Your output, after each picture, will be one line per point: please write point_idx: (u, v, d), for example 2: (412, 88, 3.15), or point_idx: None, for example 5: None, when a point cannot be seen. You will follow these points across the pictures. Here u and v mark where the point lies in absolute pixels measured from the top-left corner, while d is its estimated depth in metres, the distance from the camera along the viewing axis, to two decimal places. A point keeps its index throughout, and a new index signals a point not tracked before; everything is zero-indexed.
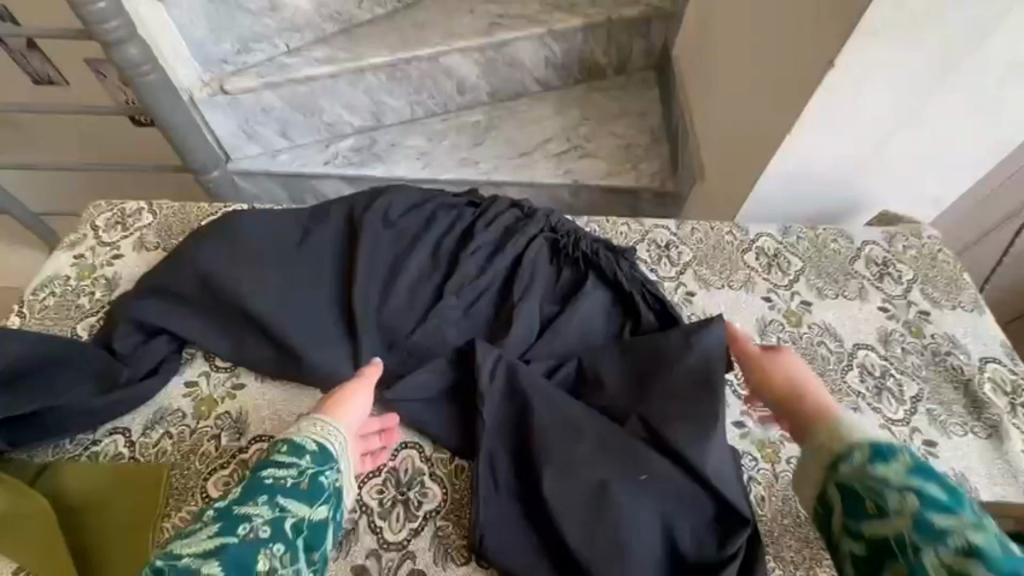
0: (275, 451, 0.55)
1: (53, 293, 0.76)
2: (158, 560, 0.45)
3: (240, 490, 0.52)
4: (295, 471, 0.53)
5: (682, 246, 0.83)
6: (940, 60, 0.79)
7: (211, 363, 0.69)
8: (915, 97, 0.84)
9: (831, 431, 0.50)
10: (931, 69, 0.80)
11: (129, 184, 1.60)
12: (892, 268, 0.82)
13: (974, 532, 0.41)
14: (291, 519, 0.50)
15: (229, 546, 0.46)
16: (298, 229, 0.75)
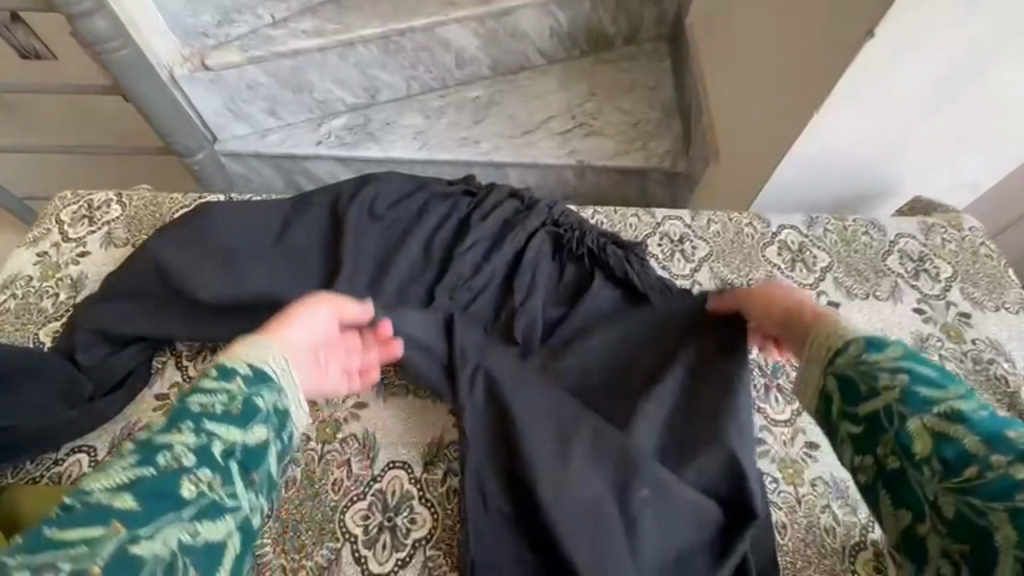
0: (201, 376, 0.43)
1: (15, 296, 0.70)
2: (67, 499, 0.37)
3: (160, 420, 0.41)
4: (222, 396, 0.42)
5: (697, 240, 0.76)
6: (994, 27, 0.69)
7: (185, 372, 0.64)
8: (960, 70, 0.75)
9: (828, 328, 0.47)
10: (983, 37, 0.71)
11: (113, 166, 1.53)
12: (928, 264, 0.74)
13: (963, 401, 0.39)
14: (220, 446, 0.40)
15: (144, 479, 0.38)
16: (277, 224, 0.69)
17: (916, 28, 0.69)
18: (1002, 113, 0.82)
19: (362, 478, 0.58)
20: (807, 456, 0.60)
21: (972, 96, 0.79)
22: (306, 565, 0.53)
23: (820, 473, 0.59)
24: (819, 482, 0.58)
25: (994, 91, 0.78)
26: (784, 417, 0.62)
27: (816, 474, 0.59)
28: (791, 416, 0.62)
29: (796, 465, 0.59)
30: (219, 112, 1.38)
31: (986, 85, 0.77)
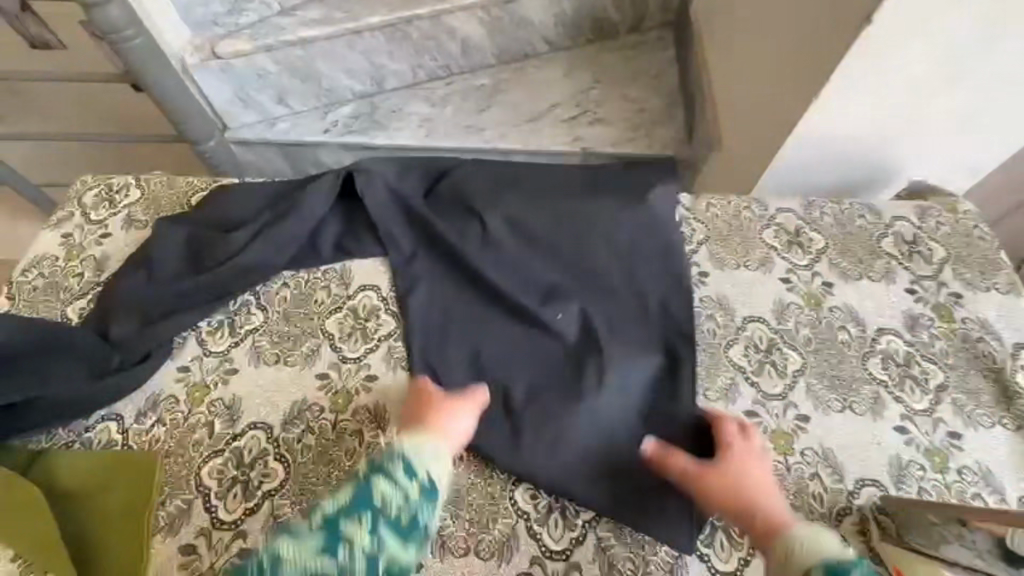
0: (385, 464, 0.51)
1: (42, 275, 0.73)
2: (266, 552, 0.46)
3: (349, 494, 0.49)
4: (399, 497, 0.49)
5: (695, 223, 0.78)
6: (994, 10, 0.70)
7: (204, 347, 0.67)
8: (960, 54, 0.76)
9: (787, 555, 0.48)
10: (982, 21, 0.72)
11: (126, 154, 1.56)
12: (922, 246, 0.76)
13: None
14: (383, 557, 0.47)
15: (329, 557, 0.46)
16: (293, 206, 0.72)
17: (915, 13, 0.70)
18: (1004, 95, 0.83)
19: (374, 444, 0.61)
20: (797, 428, 0.62)
21: (973, 79, 0.80)
22: None
23: (810, 444, 0.61)
24: (809, 452, 0.61)
25: (995, 75, 0.79)
26: (777, 391, 0.65)
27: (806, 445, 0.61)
28: (783, 391, 0.65)
29: (787, 436, 0.62)
30: (230, 100, 1.41)
31: (986, 69, 0.78)
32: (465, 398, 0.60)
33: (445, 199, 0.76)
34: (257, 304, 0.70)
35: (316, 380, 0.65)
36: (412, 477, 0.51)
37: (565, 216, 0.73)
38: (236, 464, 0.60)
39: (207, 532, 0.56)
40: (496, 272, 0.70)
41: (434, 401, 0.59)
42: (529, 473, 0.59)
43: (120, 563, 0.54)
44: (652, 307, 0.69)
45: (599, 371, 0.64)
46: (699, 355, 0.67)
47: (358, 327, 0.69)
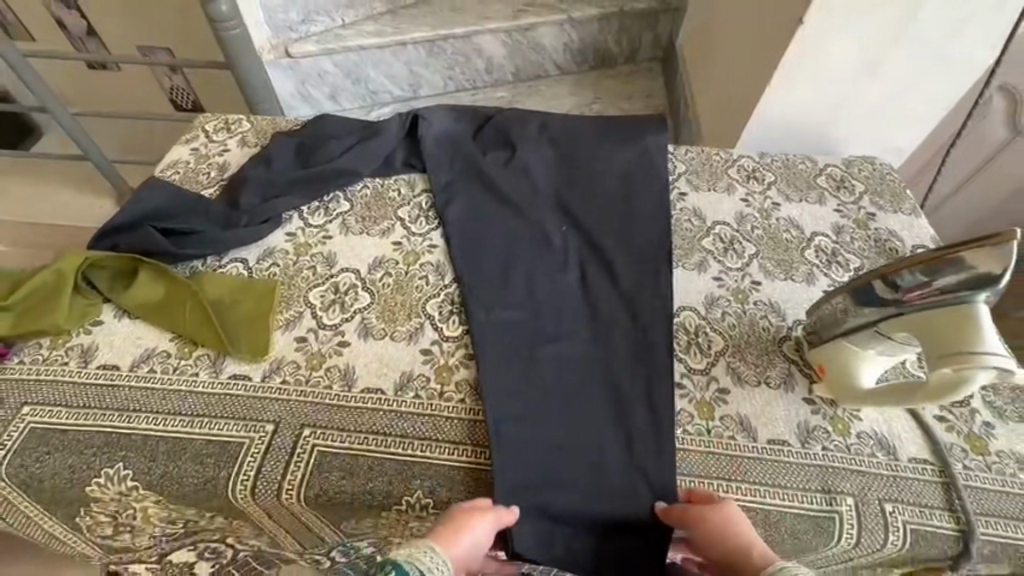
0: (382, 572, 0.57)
1: (177, 173, 0.95)
2: None
3: None
4: None
5: (676, 161, 1.02)
6: (897, 14, 0.96)
7: (306, 221, 0.88)
8: (878, 42, 1.01)
9: None
10: (890, 24, 0.98)
11: (175, 133, 1.88)
12: (847, 183, 1.01)
13: None
14: None
15: None
16: (375, 131, 0.97)
17: (840, 16, 0.97)
18: (918, 82, 1.08)
19: (438, 285, 0.82)
20: (752, 288, 0.84)
21: (890, 68, 1.05)
22: (400, 329, 0.76)
23: (761, 297, 0.83)
24: (760, 302, 0.82)
25: (907, 62, 1.04)
26: (737, 266, 0.87)
27: (758, 298, 0.83)
28: (741, 266, 0.87)
29: (744, 292, 0.83)
30: (292, 93, 1.69)
31: (898, 61, 1.04)
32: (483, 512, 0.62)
33: (487, 137, 1.00)
34: (345, 197, 0.92)
35: (392, 245, 0.86)
36: None
37: (575, 152, 0.96)
38: (334, 290, 0.80)
39: (313, 330, 0.75)
40: (520, 187, 0.93)
41: (459, 516, 0.61)
42: (554, 320, 0.78)
43: (251, 341, 0.72)
44: (646, 218, 0.89)
45: (599, 257, 0.85)
46: (679, 242, 0.90)
47: (421, 215, 0.91)
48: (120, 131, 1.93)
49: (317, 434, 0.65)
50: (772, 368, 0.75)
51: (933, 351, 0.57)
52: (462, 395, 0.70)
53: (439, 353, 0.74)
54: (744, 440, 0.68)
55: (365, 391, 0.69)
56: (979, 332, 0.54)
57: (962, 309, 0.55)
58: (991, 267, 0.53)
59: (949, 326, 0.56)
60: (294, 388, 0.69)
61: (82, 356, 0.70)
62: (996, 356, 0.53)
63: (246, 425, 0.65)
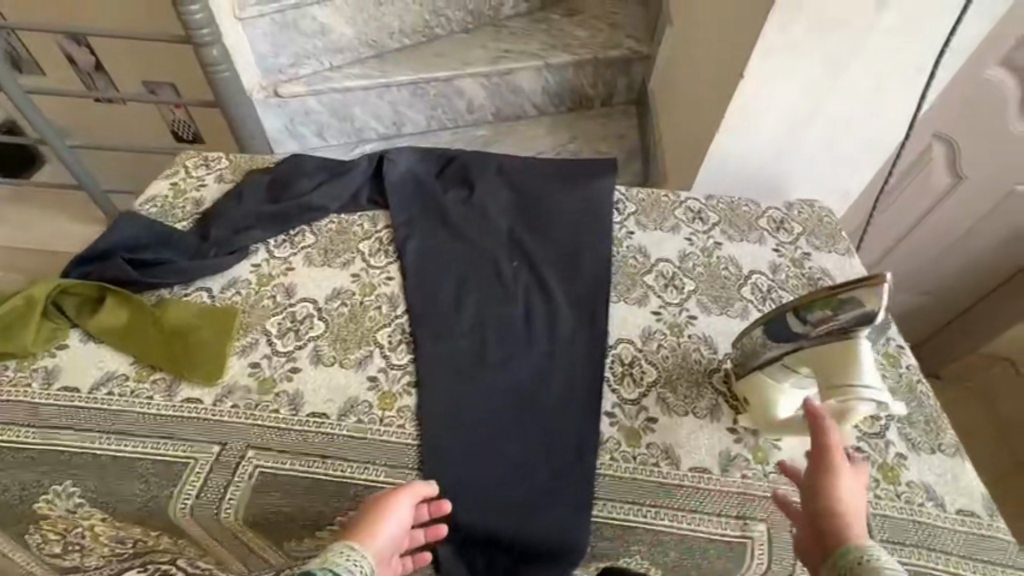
0: None
1: (155, 206, 1.01)
2: None
3: None
4: None
5: (627, 201, 1.08)
6: (828, 70, 1.04)
7: (271, 253, 0.94)
8: (813, 97, 1.09)
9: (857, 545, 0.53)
10: (823, 79, 1.06)
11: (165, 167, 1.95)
12: (787, 224, 1.07)
13: None
14: None
15: None
16: (344, 169, 1.04)
17: (779, 68, 1.05)
18: (854, 133, 1.15)
19: (390, 316, 0.87)
20: (688, 322, 0.89)
21: (827, 118, 1.13)
22: (350, 357, 0.80)
23: (696, 331, 0.88)
24: (694, 336, 0.87)
25: (840, 117, 1.13)
26: (675, 300, 0.92)
27: (693, 332, 0.88)
28: (680, 301, 0.92)
29: (681, 326, 0.88)
30: (281, 129, 1.78)
31: (833, 112, 1.12)
32: (400, 493, 0.64)
33: (449, 176, 1.07)
34: (311, 231, 0.98)
35: (350, 277, 0.92)
36: None
37: (529, 192, 1.03)
38: (291, 319, 0.84)
39: (268, 356, 0.79)
40: (474, 224, 0.99)
41: (379, 502, 0.64)
42: (497, 351, 0.83)
43: (208, 366, 0.77)
44: (591, 256, 0.95)
45: (545, 291, 0.91)
46: (622, 278, 0.95)
47: (381, 249, 0.96)
48: (117, 163, 2.02)
49: (260, 456, 0.69)
50: (701, 399, 0.79)
51: (823, 381, 0.65)
52: (403, 420, 0.74)
53: (385, 381, 0.78)
54: (667, 468, 0.71)
55: (310, 415, 0.73)
56: (862, 367, 0.63)
57: (849, 345, 0.63)
58: (873, 305, 0.61)
59: (841, 357, 0.63)
60: (244, 411, 0.73)
61: (44, 378, 0.74)
62: (874, 391, 0.62)
63: (193, 445, 0.69)
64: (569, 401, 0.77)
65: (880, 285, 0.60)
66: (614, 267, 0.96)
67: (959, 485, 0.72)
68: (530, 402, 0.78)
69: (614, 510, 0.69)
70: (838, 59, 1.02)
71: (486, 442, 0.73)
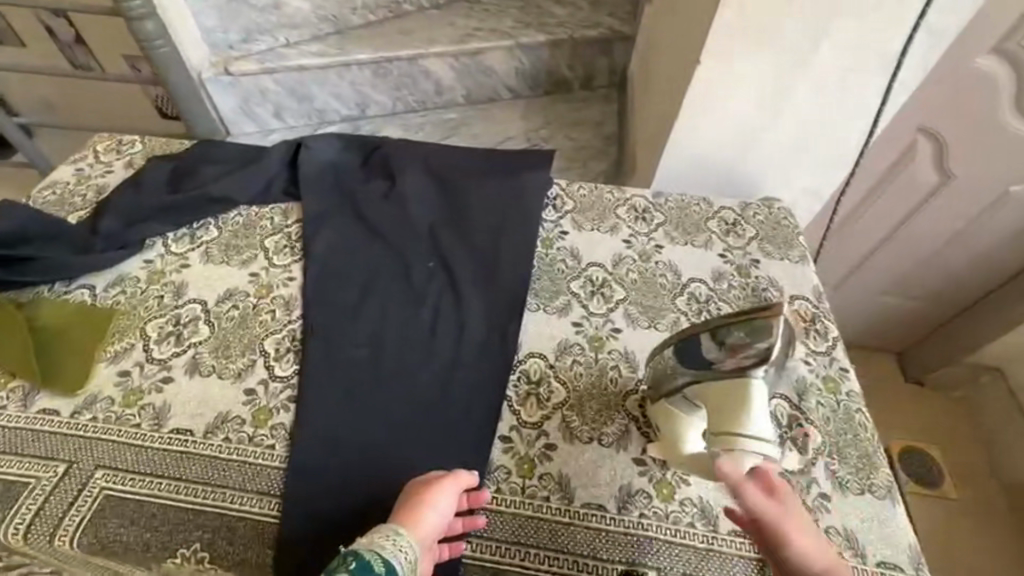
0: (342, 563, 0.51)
1: (54, 193, 0.95)
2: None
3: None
4: None
5: (566, 197, 1.00)
6: (792, 62, 0.92)
7: (167, 248, 0.87)
8: (775, 92, 0.97)
9: None
10: (786, 72, 0.94)
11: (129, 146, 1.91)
12: (739, 227, 0.98)
13: None
14: None
15: None
16: (257, 158, 0.97)
17: (737, 58, 0.92)
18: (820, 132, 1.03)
19: (282, 321, 0.80)
20: (610, 335, 0.81)
21: (790, 117, 1.01)
22: (230, 366, 0.74)
23: (617, 346, 0.80)
24: (614, 351, 0.79)
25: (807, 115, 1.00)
26: (600, 311, 0.84)
27: (614, 347, 0.80)
28: (605, 311, 0.84)
29: (601, 340, 0.81)
30: (235, 109, 1.70)
31: (798, 109, 0.99)
32: (447, 479, 0.61)
33: (372, 168, 0.98)
34: (215, 224, 0.91)
35: (247, 276, 0.85)
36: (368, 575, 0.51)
37: (454, 186, 0.95)
38: (174, 322, 0.78)
39: (141, 363, 0.73)
40: (390, 222, 0.91)
41: (425, 487, 0.60)
42: (393, 364, 0.76)
43: (71, 375, 0.71)
44: (512, 259, 0.87)
45: (455, 298, 0.83)
46: (545, 284, 0.87)
47: (288, 245, 0.89)
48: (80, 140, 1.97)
49: (108, 476, 0.64)
50: (609, 424, 0.71)
51: (714, 424, 0.58)
52: (274, 441, 0.67)
53: (263, 394, 0.71)
54: (557, 502, 0.65)
55: (172, 431, 0.67)
56: (760, 409, 0.56)
57: (740, 385, 0.57)
58: (778, 338, 0.55)
59: (738, 398, 0.57)
60: (100, 425, 0.67)
61: None
62: (767, 441, 0.57)
63: (37, 463, 0.64)
64: (461, 424, 0.70)
65: (783, 316, 0.55)
66: (538, 271, 0.88)
67: (885, 532, 0.65)
68: (419, 424, 0.71)
69: (495, 551, 0.62)
70: (801, 49, 0.90)
71: (362, 469, 0.66)
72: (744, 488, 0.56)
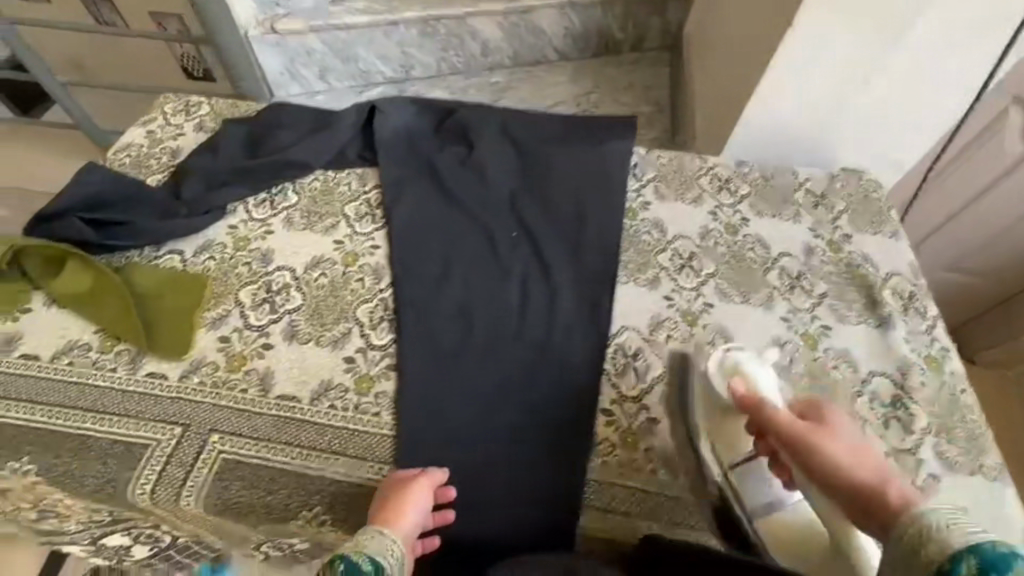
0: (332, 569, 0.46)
1: (129, 157, 0.94)
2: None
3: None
4: None
5: (646, 166, 0.96)
6: (892, 25, 0.82)
7: (249, 213, 0.86)
8: (868, 58, 0.88)
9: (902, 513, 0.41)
10: (883, 37, 0.84)
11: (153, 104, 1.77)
12: (827, 200, 0.94)
13: None
14: None
15: None
16: (329, 121, 0.94)
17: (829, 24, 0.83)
18: (913, 101, 0.94)
19: (372, 289, 0.79)
20: (703, 310, 0.80)
21: (882, 86, 0.91)
22: (326, 335, 0.74)
23: (712, 321, 0.79)
24: (709, 327, 0.78)
25: (905, 82, 0.91)
26: (691, 285, 0.82)
27: (708, 322, 0.78)
28: (696, 286, 0.82)
29: (694, 314, 0.79)
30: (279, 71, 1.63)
31: (891, 78, 0.90)
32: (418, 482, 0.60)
33: (448, 133, 0.95)
34: (293, 190, 0.89)
35: (331, 244, 0.84)
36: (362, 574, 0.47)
37: (534, 154, 0.92)
38: (266, 290, 0.78)
39: (239, 330, 0.73)
40: (470, 190, 0.89)
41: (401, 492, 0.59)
42: (487, 334, 0.75)
43: (172, 340, 0.71)
44: (599, 231, 0.85)
45: (543, 269, 0.82)
46: (632, 256, 0.85)
47: (368, 213, 0.88)
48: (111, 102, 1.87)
49: (224, 440, 0.65)
50: (710, 399, 0.71)
51: None
52: (379, 408, 0.68)
53: (362, 363, 0.72)
54: (665, 477, 0.66)
55: (279, 397, 0.68)
56: None
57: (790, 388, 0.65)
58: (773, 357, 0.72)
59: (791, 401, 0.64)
60: (209, 390, 0.68)
61: (4, 344, 0.71)
62: None
63: (153, 426, 0.65)
64: (561, 396, 0.70)
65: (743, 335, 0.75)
66: (626, 243, 0.86)
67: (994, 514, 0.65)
68: (518, 395, 0.71)
69: (606, 521, 0.64)
70: (905, 11, 0.80)
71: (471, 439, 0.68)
72: (762, 408, 0.57)
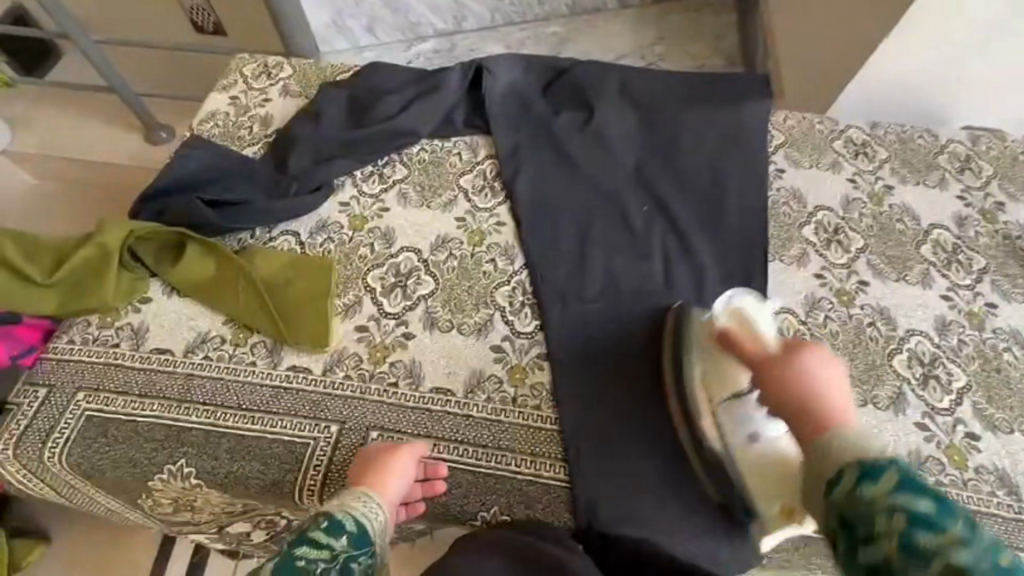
0: (313, 527, 0.54)
1: (217, 127, 0.86)
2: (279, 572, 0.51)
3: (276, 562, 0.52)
4: (328, 555, 0.53)
5: (776, 131, 0.86)
6: None
7: (359, 188, 0.79)
8: None
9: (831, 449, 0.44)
10: None
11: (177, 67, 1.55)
12: (973, 163, 0.85)
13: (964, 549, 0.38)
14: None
15: None
16: (431, 84, 0.85)
17: None
18: None
19: (506, 271, 0.74)
20: (859, 289, 0.74)
21: None
22: (469, 323, 0.69)
23: (870, 300, 0.73)
24: (867, 307, 0.73)
25: None
26: (842, 261, 0.76)
27: (865, 301, 0.73)
28: (847, 262, 0.76)
29: (849, 293, 0.74)
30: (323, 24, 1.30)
31: None
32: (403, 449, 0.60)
33: (560, 93, 0.87)
34: (401, 161, 0.81)
35: (452, 221, 0.77)
36: (343, 532, 0.54)
37: (660, 116, 0.84)
38: (395, 273, 0.72)
39: (375, 318, 0.69)
40: (592, 158, 0.82)
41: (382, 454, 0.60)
42: (637, 318, 0.70)
43: (309, 331, 0.66)
44: (739, 202, 0.79)
45: (683, 244, 0.76)
46: (776, 230, 0.78)
47: (486, 185, 0.80)
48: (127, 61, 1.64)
49: (384, 437, 0.63)
50: (880, 385, 0.68)
51: None
52: (539, 400, 0.65)
53: (512, 351, 0.68)
54: None
55: (434, 390, 0.65)
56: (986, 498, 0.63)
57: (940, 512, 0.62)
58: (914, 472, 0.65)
59: None
60: (358, 385, 0.65)
61: (134, 337, 0.67)
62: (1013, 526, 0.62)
63: (309, 423, 0.63)
64: None
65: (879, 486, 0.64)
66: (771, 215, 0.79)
67: None
68: None
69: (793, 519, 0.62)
70: None
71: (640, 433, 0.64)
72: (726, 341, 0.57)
